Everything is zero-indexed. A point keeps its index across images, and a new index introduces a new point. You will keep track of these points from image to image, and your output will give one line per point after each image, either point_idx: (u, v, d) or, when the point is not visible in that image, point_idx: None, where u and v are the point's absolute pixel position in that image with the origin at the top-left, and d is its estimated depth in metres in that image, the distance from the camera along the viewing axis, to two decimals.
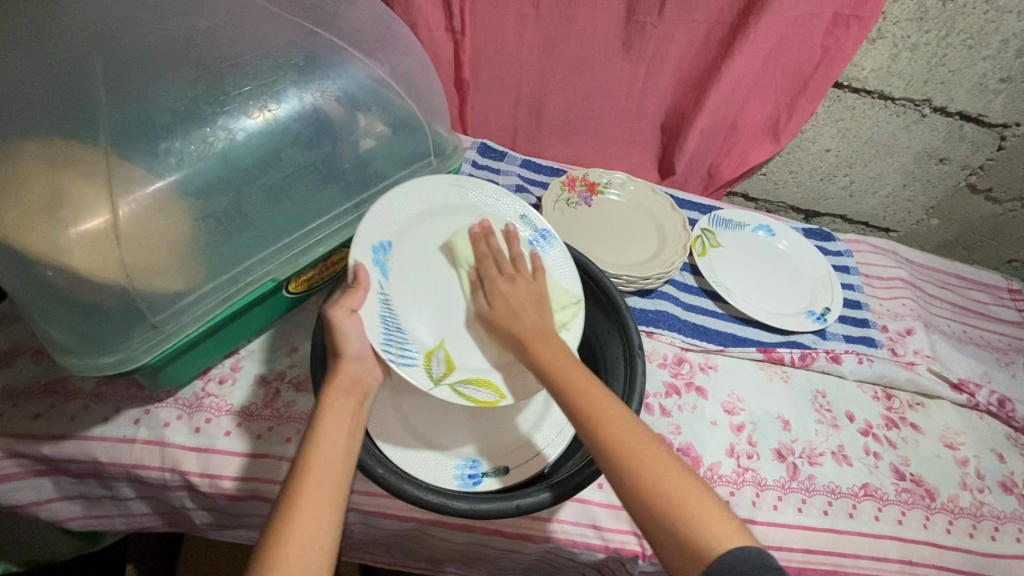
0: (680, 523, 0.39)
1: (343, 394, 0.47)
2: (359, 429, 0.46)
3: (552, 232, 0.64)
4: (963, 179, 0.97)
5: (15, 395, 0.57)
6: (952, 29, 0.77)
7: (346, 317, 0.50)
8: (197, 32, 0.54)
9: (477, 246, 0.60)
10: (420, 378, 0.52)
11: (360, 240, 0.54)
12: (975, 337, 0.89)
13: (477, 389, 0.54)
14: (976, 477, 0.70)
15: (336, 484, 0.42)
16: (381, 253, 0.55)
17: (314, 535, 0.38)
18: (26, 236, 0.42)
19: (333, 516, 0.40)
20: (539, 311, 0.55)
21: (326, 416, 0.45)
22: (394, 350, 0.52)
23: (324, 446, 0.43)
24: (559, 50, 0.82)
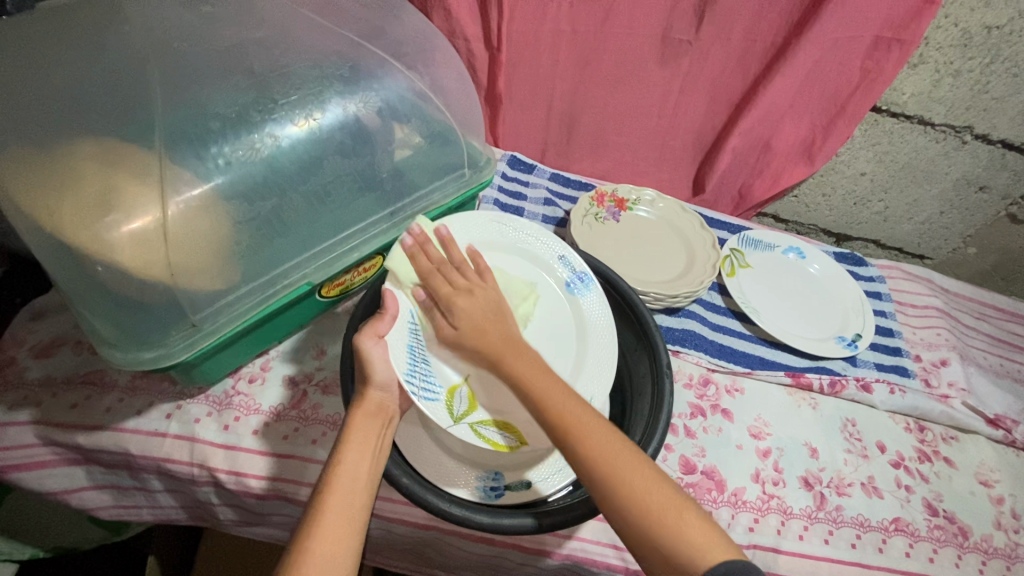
0: (660, 528, 0.42)
1: (370, 417, 0.48)
2: (382, 452, 0.48)
3: (590, 275, 0.63)
4: (1003, 208, 0.95)
5: (55, 384, 0.59)
6: (997, 57, 0.75)
7: (372, 344, 0.50)
8: (249, 41, 0.55)
9: (418, 261, 0.55)
10: (442, 415, 0.51)
11: (398, 259, 0.55)
12: (1013, 371, 0.86)
13: (498, 431, 0.52)
14: (1011, 517, 0.68)
15: (356, 510, 0.43)
16: None
17: (333, 562, 0.40)
18: (77, 232, 0.44)
19: (350, 544, 0.41)
20: (502, 322, 0.53)
21: (352, 438, 0.46)
22: (416, 382, 0.50)
23: (348, 470, 0.44)
24: (594, 66, 0.83)
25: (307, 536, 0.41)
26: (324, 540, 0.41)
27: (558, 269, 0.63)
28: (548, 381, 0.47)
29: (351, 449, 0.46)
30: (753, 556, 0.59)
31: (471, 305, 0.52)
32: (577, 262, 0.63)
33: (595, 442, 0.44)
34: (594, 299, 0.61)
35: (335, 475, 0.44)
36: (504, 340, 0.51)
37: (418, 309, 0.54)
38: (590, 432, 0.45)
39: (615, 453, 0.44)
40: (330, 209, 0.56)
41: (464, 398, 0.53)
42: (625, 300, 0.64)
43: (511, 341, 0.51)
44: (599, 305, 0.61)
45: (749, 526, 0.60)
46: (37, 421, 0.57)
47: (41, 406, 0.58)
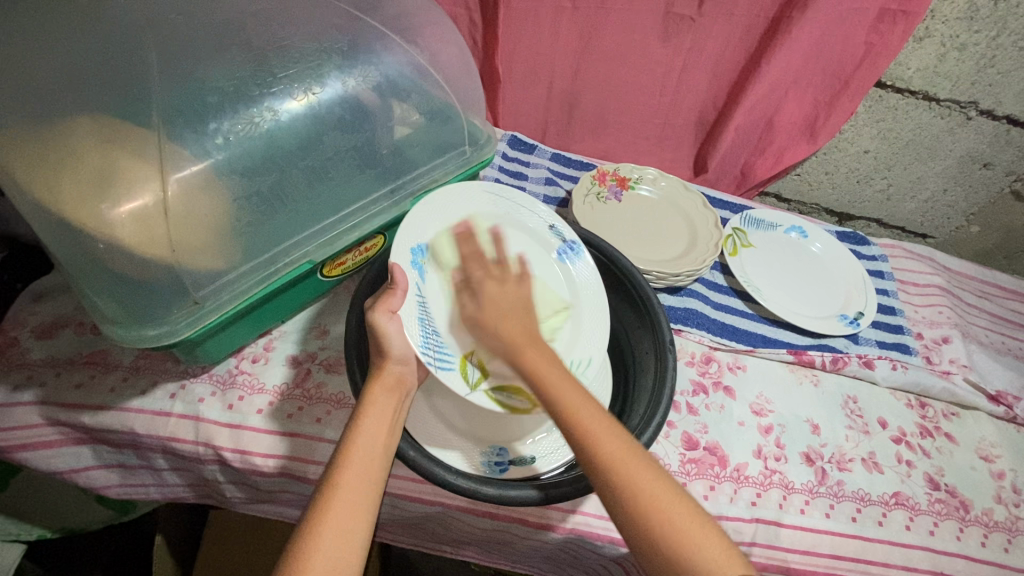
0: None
1: (388, 391, 0.49)
2: (398, 426, 0.48)
3: (579, 244, 0.64)
4: (1007, 185, 0.94)
5: (59, 364, 0.59)
6: (1003, 30, 0.74)
7: (386, 320, 0.49)
8: (245, 14, 0.54)
9: (460, 248, 0.57)
10: (457, 383, 0.50)
11: (399, 244, 0.54)
12: (1014, 348, 0.86)
13: (512, 395, 0.52)
14: (1012, 491, 0.68)
15: (374, 483, 0.43)
16: (418, 255, 0.55)
17: (345, 534, 0.40)
18: (78, 208, 0.43)
19: (365, 516, 0.42)
20: (526, 317, 0.53)
21: (369, 411, 0.47)
22: (431, 352, 0.50)
23: (365, 444, 0.44)
24: (595, 43, 0.82)
25: (321, 509, 0.41)
26: (341, 511, 0.41)
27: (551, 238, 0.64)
28: (577, 392, 0.45)
29: (368, 423, 0.46)
30: (756, 530, 0.59)
31: (499, 292, 0.55)
32: (567, 231, 0.64)
33: (641, 485, 0.41)
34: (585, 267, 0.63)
35: (351, 448, 0.44)
36: (525, 334, 0.50)
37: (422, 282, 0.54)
38: (637, 476, 0.41)
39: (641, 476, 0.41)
40: (331, 187, 0.56)
41: (477, 367, 0.52)
42: (620, 271, 0.64)
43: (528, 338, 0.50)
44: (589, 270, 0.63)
45: (751, 501, 0.61)
46: (42, 401, 0.57)
47: (46, 386, 0.58)
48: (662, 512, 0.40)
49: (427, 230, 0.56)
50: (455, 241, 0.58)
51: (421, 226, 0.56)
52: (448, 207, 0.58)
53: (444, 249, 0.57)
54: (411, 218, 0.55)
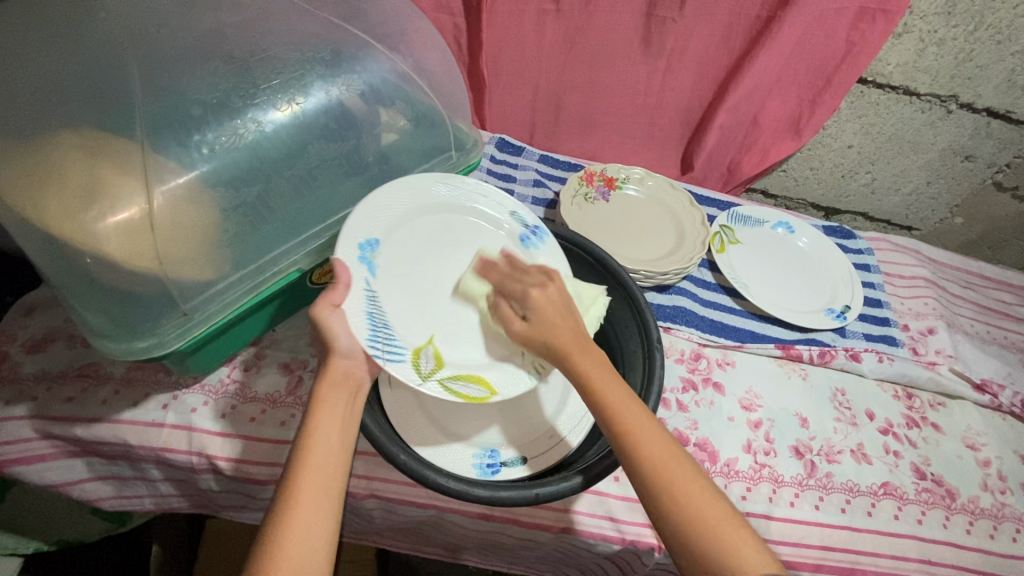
0: (711, 539, 0.43)
1: (335, 387, 0.47)
2: (351, 421, 0.47)
3: (543, 228, 0.61)
4: (989, 176, 0.95)
5: (50, 378, 0.59)
6: (980, 24, 0.75)
7: (329, 314, 0.47)
8: (227, 26, 0.55)
9: (488, 276, 0.55)
10: (407, 373, 0.48)
11: (345, 238, 0.51)
12: (999, 338, 0.88)
13: (468, 384, 0.51)
14: (997, 478, 0.70)
15: (329, 485, 0.43)
16: (368, 249, 0.52)
17: (309, 532, 0.40)
18: (64, 222, 0.44)
19: (328, 512, 0.42)
20: (573, 320, 0.51)
21: (320, 411, 0.46)
22: (380, 345, 0.48)
23: (316, 447, 0.44)
24: (579, 45, 0.82)
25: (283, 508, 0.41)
26: (301, 514, 0.41)
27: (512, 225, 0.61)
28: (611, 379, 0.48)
29: (320, 423, 0.45)
30: (746, 524, 0.60)
31: (545, 298, 0.51)
32: (528, 216, 0.61)
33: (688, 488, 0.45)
34: (549, 252, 0.60)
35: (306, 447, 0.44)
36: (576, 337, 0.49)
37: (372, 277, 0.51)
38: (644, 438, 0.46)
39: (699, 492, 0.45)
40: (317, 195, 0.56)
41: (432, 356, 0.51)
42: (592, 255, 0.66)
43: (580, 338, 0.49)
44: (555, 256, 0.59)
45: (741, 495, 0.62)
46: (34, 415, 0.57)
47: (37, 400, 0.58)
48: (665, 475, 0.45)
49: (382, 226, 0.54)
50: (483, 274, 0.55)
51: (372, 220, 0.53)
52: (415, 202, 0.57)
53: (393, 245, 0.55)
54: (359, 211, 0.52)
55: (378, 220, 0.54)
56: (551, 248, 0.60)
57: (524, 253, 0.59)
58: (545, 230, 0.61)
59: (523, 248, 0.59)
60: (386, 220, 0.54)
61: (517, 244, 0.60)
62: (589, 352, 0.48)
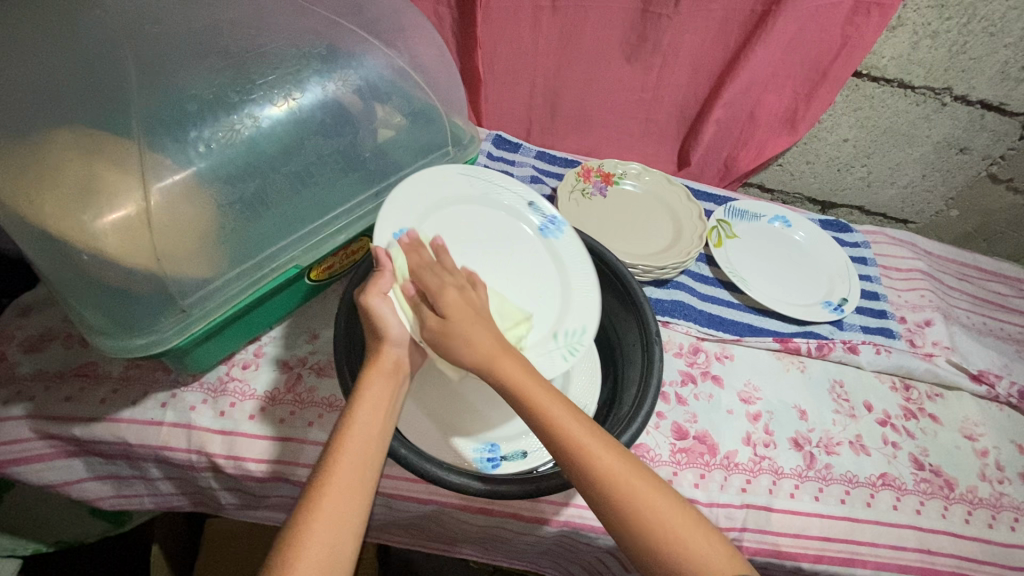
0: (660, 538, 0.41)
1: (384, 375, 0.48)
2: (394, 412, 0.47)
3: (560, 217, 0.64)
4: (984, 169, 0.96)
5: (48, 377, 0.59)
6: (973, 16, 0.76)
7: (379, 303, 0.49)
8: (223, 22, 0.55)
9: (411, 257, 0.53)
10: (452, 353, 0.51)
11: (379, 225, 0.54)
12: (995, 329, 0.88)
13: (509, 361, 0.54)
14: (995, 468, 0.70)
15: (367, 467, 0.43)
16: (400, 239, 0.54)
17: (341, 514, 0.41)
18: (60, 221, 0.43)
19: (360, 496, 0.42)
20: (484, 323, 0.48)
21: (365, 396, 0.46)
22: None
23: (360, 428, 0.44)
24: (575, 41, 0.82)
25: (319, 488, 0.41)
26: (338, 495, 0.41)
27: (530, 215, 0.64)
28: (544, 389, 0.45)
29: (364, 407, 0.46)
30: (746, 515, 0.60)
31: (461, 300, 0.50)
32: (545, 207, 0.64)
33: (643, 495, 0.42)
34: (569, 241, 0.63)
35: (348, 430, 0.44)
36: (496, 341, 0.47)
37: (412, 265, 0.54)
38: (592, 450, 0.43)
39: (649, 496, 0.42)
40: (315, 190, 0.56)
41: None
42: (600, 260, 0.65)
43: (500, 343, 0.47)
44: (575, 244, 0.62)
45: (741, 487, 0.62)
46: (32, 415, 0.57)
47: (35, 400, 0.58)
48: (620, 483, 0.42)
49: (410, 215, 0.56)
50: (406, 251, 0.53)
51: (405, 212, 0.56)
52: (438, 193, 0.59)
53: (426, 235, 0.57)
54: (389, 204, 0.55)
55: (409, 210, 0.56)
56: (570, 236, 0.63)
57: (546, 244, 0.62)
58: (561, 219, 0.64)
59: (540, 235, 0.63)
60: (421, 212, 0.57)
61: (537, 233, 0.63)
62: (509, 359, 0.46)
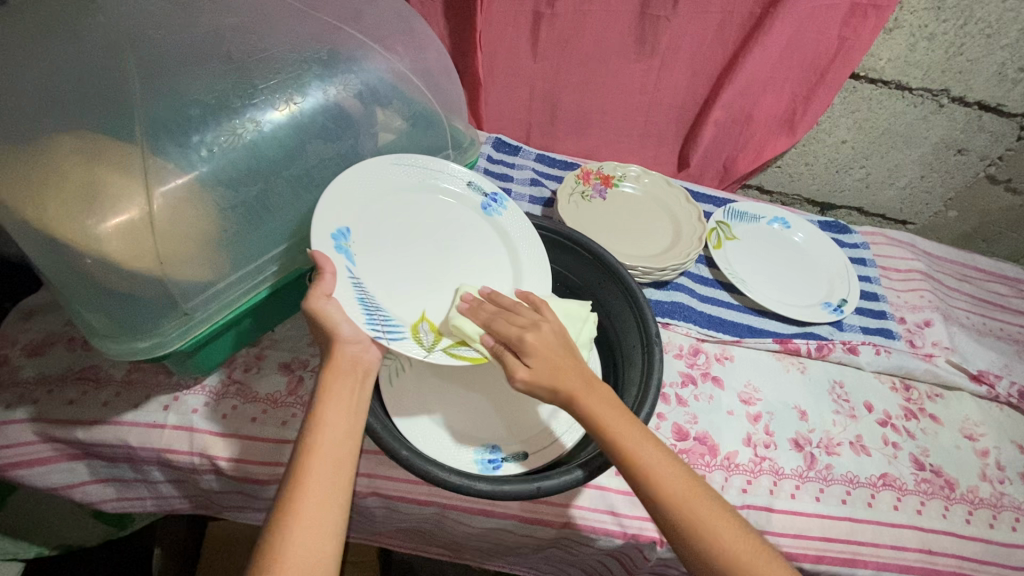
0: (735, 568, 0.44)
1: (343, 375, 0.48)
2: (359, 409, 0.47)
3: (503, 194, 0.64)
4: (982, 169, 0.96)
5: (51, 381, 0.59)
6: (970, 18, 0.76)
7: (324, 304, 0.47)
8: (225, 27, 0.55)
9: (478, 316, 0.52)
10: (412, 348, 0.50)
11: (318, 230, 0.50)
12: (995, 329, 0.88)
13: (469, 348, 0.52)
14: (996, 468, 0.70)
15: (338, 474, 0.44)
16: (342, 239, 0.52)
17: (319, 522, 0.41)
18: (65, 225, 0.44)
19: (334, 502, 0.42)
20: (573, 358, 0.50)
21: (327, 398, 0.46)
22: (380, 326, 0.49)
23: (328, 433, 0.45)
24: (574, 45, 0.83)
25: (290, 498, 0.41)
26: (309, 500, 0.42)
27: (471, 195, 0.62)
28: (619, 417, 0.48)
29: (328, 410, 0.46)
30: (747, 516, 0.61)
31: (541, 342, 0.49)
32: (486, 184, 0.63)
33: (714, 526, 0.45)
34: (512, 215, 0.63)
35: (316, 436, 0.44)
36: (583, 379, 0.49)
37: (353, 264, 0.51)
38: (665, 478, 0.46)
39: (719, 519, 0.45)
40: (316, 194, 0.56)
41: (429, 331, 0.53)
42: (589, 251, 0.66)
43: (585, 378, 0.49)
44: (519, 218, 0.62)
45: (742, 488, 0.62)
46: (35, 418, 0.57)
47: (38, 403, 0.58)
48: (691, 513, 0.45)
49: (353, 213, 0.54)
50: (469, 312, 0.52)
51: (344, 205, 0.53)
52: (376, 188, 0.56)
53: (363, 228, 0.54)
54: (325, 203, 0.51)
55: (348, 209, 0.53)
56: (513, 210, 0.63)
57: (488, 221, 0.62)
58: (504, 195, 0.64)
59: (484, 214, 0.62)
60: (357, 207, 0.54)
61: (479, 212, 0.62)
62: (595, 393, 0.48)
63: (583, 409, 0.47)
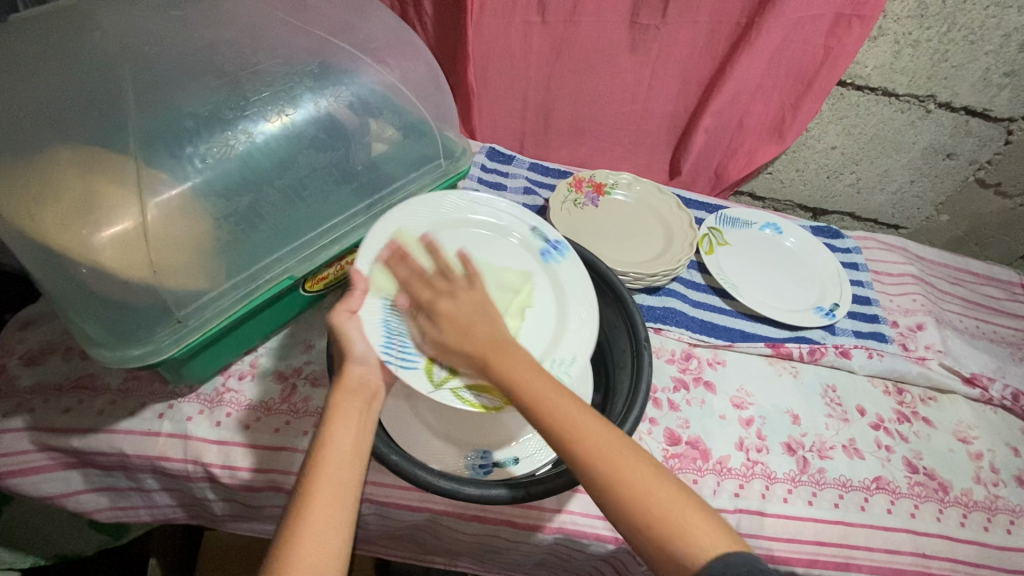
0: (664, 531, 0.40)
1: (351, 394, 0.48)
2: (368, 427, 0.47)
3: (564, 242, 0.63)
4: (971, 174, 0.97)
5: (47, 390, 0.60)
6: (953, 26, 0.77)
7: (345, 320, 0.50)
8: (219, 42, 0.57)
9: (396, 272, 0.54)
10: (419, 382, 0.48)
11: (367, 248, 0.55)
12: (988, 332, 0.88)
13: (482, 394, 0.50)
14: (990, 471, 0.70)
15: (346, 491, 0.42)
16: (392, 262, 0.56)
17: (326, 539, 0.40)
18: (60, 236, 0.45)
19: (341, 519, 0.41)
20: (489, 321, 0.51)
21: (336, 417, 0.46)
22: (393, 352, 0.50)
23: (335, 449, 0.44)
24: (564, 56, 0.84)
25: (298, 517, 0.40)
26: (318, 519, 0.40)
27: (531, 240, 0.63)
28: (544, 382, 0.46)
29: (336, 430, 0.45)
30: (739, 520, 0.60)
31: (456, 309, 0.52)
32: (549, 231, 0.63)
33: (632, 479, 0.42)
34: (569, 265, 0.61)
35: (322, 453, 0.44)
36: (494, 343, 0.49)
37: (394, 288, 0.54)
38: (589, 438, 0.43)
39: (631, 469, 0.42)
40: (308, 203, 0.57)
41: (446, 363, 0.50)
42: (583, 261, 0.66)
43: (498, 344, 0.49)
44: (576, 268, 0.61)
45: (734, 492, 0.62)
46: (31, 427, 0.58)
47: (34, 412, 0.58)
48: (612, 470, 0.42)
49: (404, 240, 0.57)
50: (388, 266, 0.54)
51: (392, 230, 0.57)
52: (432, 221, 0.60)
53: (418, 258, 0.58)
54: (377, 228, 0.56)
55: (400, 235, 0.57)
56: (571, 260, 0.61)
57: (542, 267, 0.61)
58: (566, 245, 0.63)
59: (540, 258, 0.62)
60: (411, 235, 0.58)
61: (537, 256, 0.62)
62: (512, 357, 0.48)
63: (504, 376, 0.47)
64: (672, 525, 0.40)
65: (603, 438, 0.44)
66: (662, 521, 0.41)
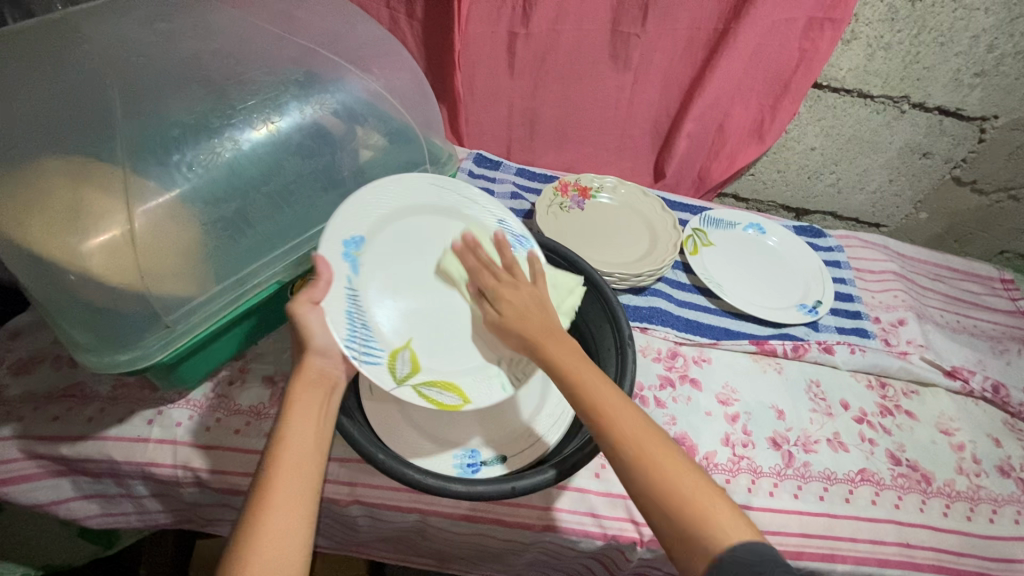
0: (693, 518, 0.41)
1: (311, 385, 0.48)
2: (327, 420, 0.48)
3: (529, 237, 0.62)
4: (947, 172, 0.99)
5: (36, 398, 0.60)
6: (923, 28, 0.79)
7: (307, 310, 0.49)
8: (206, 53, 0.58)
9: (466, 260, 0.58)
10: (383, 376, 0.50)
11: (331, 235, 0.52)
12: (969, 326, 0.90)
13: (442, 391, 0.52)
14: (972, 461, 0.71)
15: (306, 484, 0.43)
16: (354, 247, 0.54)
17: (289, 531, 0.41)
18: (49, 243, 0.46)
19: (303, 511, 0.42)
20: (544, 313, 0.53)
21: (296, 408, 0.47)
22: (357, 347, 0.49)
23: (294, 442, 0.45)
24: (547, 62, 0.86)
25: (257, 512, 0.41)
26: (277, 513, 0.41)
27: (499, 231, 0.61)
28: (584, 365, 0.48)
29: (294, 421, 0.46)
30: None
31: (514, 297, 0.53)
32: (516, 224, 0.62)
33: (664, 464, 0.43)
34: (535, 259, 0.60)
35: (281, 447, 0.44)
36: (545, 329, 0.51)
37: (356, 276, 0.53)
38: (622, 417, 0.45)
39: (658, 452, 0.44)
40: (295, 209, 0.58)
41: (407, 361, 0.53)
42: (567, 260, 0.67)
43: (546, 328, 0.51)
44: (541, 264, 0.60)
45: (720, 487, 0.63)
46: (21, 435, 0.58)
47: (24, 420, 0.59)
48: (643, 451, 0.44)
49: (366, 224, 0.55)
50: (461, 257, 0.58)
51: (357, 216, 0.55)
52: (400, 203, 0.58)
53: (379, 247, 0.56)
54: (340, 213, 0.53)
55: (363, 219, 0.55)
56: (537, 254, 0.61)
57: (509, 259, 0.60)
58: (530, 238, 0.62)
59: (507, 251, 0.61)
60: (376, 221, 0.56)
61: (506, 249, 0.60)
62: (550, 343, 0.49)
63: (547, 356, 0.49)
64: (697, 513, 0.41)
65: (637, 421, 0.45)
66: (693, 512, 0.41)
